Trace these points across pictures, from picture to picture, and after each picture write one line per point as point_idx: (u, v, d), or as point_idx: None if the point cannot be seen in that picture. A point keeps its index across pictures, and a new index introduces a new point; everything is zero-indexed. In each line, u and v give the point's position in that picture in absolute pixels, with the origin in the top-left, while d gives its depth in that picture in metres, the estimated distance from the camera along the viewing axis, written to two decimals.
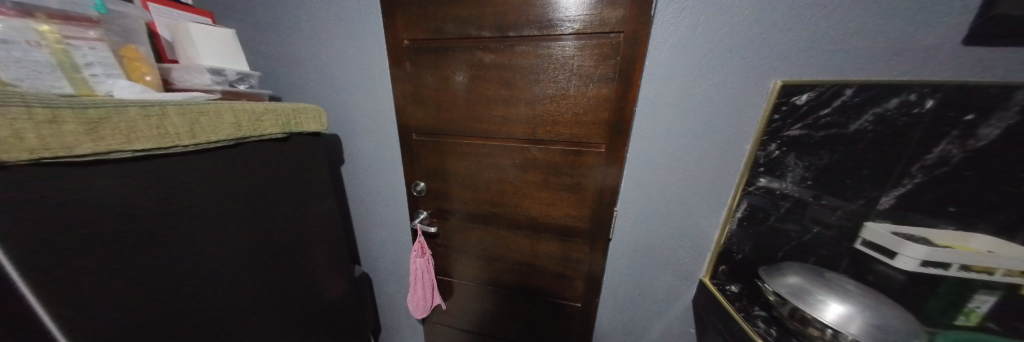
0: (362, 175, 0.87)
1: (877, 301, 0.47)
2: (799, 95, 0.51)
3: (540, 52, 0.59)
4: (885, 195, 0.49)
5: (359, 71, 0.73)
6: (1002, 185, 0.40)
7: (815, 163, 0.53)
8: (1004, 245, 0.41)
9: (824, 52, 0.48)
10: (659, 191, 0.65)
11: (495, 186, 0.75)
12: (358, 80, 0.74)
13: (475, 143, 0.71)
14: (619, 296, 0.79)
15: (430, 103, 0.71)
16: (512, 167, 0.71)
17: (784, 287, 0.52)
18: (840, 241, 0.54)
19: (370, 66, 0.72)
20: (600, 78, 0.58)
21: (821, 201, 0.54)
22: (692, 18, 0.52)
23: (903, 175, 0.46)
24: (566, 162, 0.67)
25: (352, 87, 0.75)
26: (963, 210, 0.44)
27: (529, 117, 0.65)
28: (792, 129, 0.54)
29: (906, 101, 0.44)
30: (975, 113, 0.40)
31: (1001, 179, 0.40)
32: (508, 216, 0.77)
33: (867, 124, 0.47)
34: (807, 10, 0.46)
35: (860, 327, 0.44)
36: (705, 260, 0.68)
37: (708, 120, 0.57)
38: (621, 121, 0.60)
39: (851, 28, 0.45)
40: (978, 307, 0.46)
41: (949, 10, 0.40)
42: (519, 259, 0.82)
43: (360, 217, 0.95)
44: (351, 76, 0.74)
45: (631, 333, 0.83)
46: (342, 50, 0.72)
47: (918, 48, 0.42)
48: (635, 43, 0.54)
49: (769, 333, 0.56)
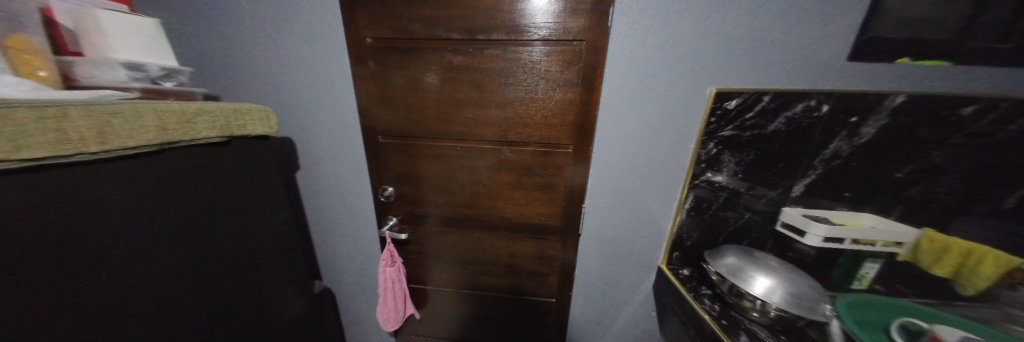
0: (322, 181, 0.81)
1: (792, 273, 0.55)
2: (730, 100, 0.59)
3: (509, 57, 0.61)
4: (797, 184, 0.61)
5: (316, 70, 0.68)
6: (877, 171, 0.53)
7: (744, 158, 0.62)
8: (885, 221, 0.55)
9: (750, 63, 0.56)
10: (620, 187, 0.70)
11: (466, 188, 0.74)
12: (316, 79, 0.69)
13: (447, 146, 0.71)
14: (591, 288, 0.84)
15: (398, 105, 0.68)
16: (483, 169, 0.71)
17: (723, 267, 0.60)
18: (766, 224, 0.65)
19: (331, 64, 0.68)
20: (565, 83, 0.61)
21: (751, 190, 0.64)
22: (644, 29, 0.57)
23: (809, 166, 0.59)
24: (538, 163, 0.69)
25: (308, 86, 0.70)
26: (854, 194, 0.57)
27: (500, 120, 0.66)
28: (725, 130, 0.62)
29: (809, 106, 0.55)
30: (857, 116, 0.52)
31: (880, 163, 0.53)
32: (481, 218, 0.77)
33: (781, 125, 0.57)
34: (734, 27, 0.54)
35: (780, 296, 0.52)
36: (661, 248, 0.75)
37: (662, 122, 0.63)
38: (586, 123, 0.64)
39: (769, 43, 0.54)
40: (868, 273, 0.60)
41: (836, 33, 0.51)
42: (495, 260, 0.83)
43: (319, 227, 0.88)
44: (307, 75, 0.69)
45: (602, 323, 0.89)
46: (296, 46, 0.66)
47: (815, 63, 0.53)
48: (596, 51, 0.58)
49: (713, 308, 0.63)
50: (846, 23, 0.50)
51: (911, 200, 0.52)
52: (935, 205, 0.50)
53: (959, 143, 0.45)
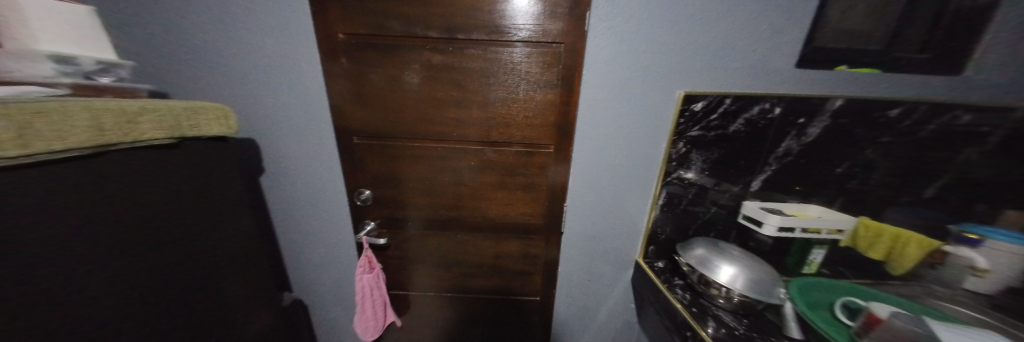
0: (291, 185, 0.76)
1: (752, 260, 0.61)
2: (696, 103, 0.63)
3: (490, 57, 0.61)
4: (755, 180, 0.69)
5: (283, 67, 0.64)
6: (824, 166, 0.63)
7: (710, 156, 0.67)
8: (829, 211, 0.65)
9: (714, 69, 0.60)
10: (600, 186, 0.72)
11: (448, 189, 0.73)
12: (284, 76, 0.65)
13: (427, 146, 0.69)
14: (573, 285, 0.86)
15: (374, 104, 0.66)
16: (465, 170, 0.71)
17: (693, 258, 0.64)
18: (730, 216, 0.71)
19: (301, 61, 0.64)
20: (546, 84, 0.62)
21: (716, 186, 0.70)
22: (620, 34, 0.59)
23: (766, 163, 0.67)
24: (521, 163, 0.69)
25: (275, 84, 0.65)
26: (802, 188, 0.67)
27: (482, 120, 0.66)
28: (692, 130, 0.66)
29: (764, 108, 0.62)
30: (805, 117, 0.61)
31: (823, 161, 0.63)
32: (464, 219, 0.76)
33: (741, 126, 0.64)
34: (700, 34, 0.58)
35: (742, 283, 0.57)
36: (638, 243, 0.79)
37: (637, 122, 0.66)
38: (566, 123, 0.65)
39: (729, 50, 0.59)
40: (816, 258, 0.66)
41: (785, 43, 0.58)
42: (478, 261, 0.82)
43: (289, 234, 0.82)
44: (273, 72, 0.64)
45: (584, 319, 0.91)
46: (261, 40, 0.62)
47: (769, 69, 0.59)
48: (574, 54, 0.60)
49: (684, 297, 0.67)
50: (793, 34, 0.57)
51: (850, 191, 0.62)
52: (868, 194, 0.61)
53: (887, 141, 0.56)
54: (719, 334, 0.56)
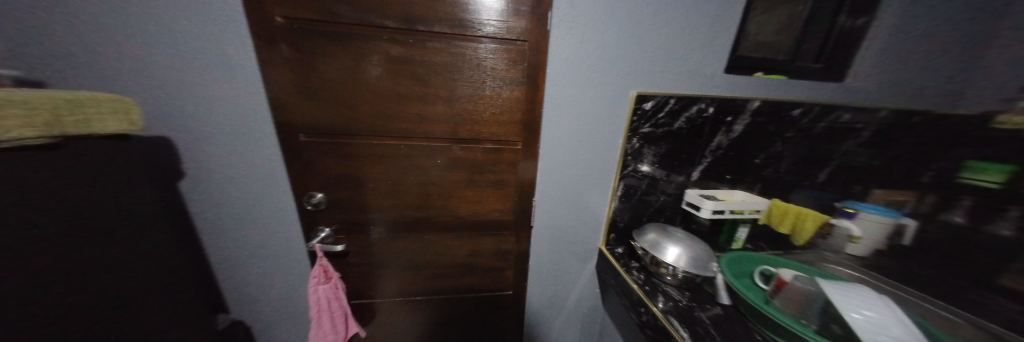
0: (222, 191, 0.65)
1: (693, 240, 0.69)
2: (647, 103, 0.69)
3: (453, 52, 0.59)
4: (695, 170, 0.79)
5: (210, 54, 0.55)
6: (747, 157, 0.79)
7: (659, 151, 0.75)
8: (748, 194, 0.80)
9: (661, 71, 0.67)
10: (566, 180, 0.76)
11: (413, 189, 0.70)
12: (212, 65, 0.56)
13: (389, 144, 0.65)
14: (543, 276, 0.89)
15: (326, 98, 0.60)
16: (431, 168, 0.68)
17: (647, 242, 0.71)
18: (675, 202, 0.81)
19: (233, 48, 0.56)
20: (512, 81, 0.63)
21: (665, 177, 0.78)
22: (579, 35, 0.62)
23: (703, 155, 0.77)
24: (489, 160, 0.69)
25: (200, 72, 0.56)
26: (730, 177, 0.81)
27: (448, 117, 0.64)
28: (644, 127, 0.72)
29: (701, 107, 0.71)
30: (731, 116, 0.72)
31: (747, 154, 0.78)
32: (432, 219, 0.74)
33: (683, 123, 0.72)
34: (649, 40, 0.64)
35: (685, 261, 0.65)
36: (600, 233, 0.85)
37: (597, 120, 0.70)
38: (532, 120, 0.67)
39: (673, 56, 0.66)
40: (741, 234, 0.79)
41: (716, 51, 0.66)
42: (449, 261, 0.81)
43: (219, 249, 0.70)
44: (196, 59, 0.55)
45: (554, 307, 0.96)
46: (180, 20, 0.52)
47: (704, 74, 0.68)
48: (537, 52, 0.61)
49: (640, 278, 0.74)
50: (722, 44, 0.66)
51: (768, 177, 0.81)
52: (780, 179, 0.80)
53: (792, 137, 0.76)
54: (667, 307, 0.63)
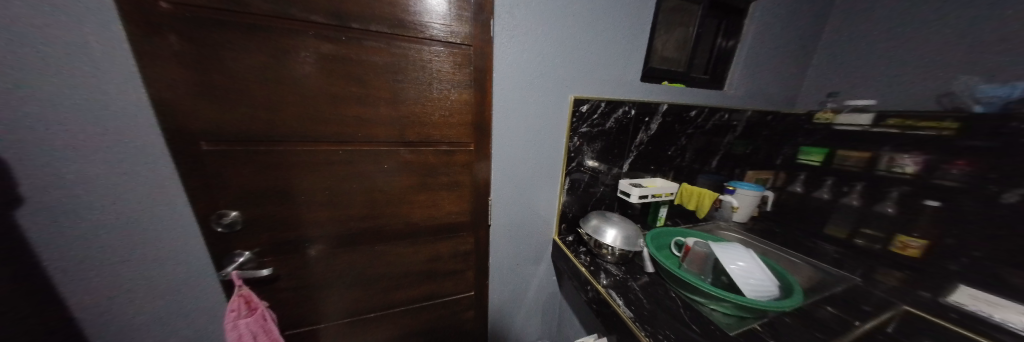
0: (86, 220, 0.50)
1: (626, 222, 0.81)
2: (583, 106, 0.78)
3: (394, 52, 0.57)
4: (625, 163, 0.91)
5: (55, 42, 0.42)
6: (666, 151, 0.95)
7: (596, 148, 0.85)
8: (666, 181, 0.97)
9: (593, 78, 0.76)
10: (518, 178, 0.80)
11: (357, 198, 0.65)
12: (61, 57, 0.43)
13: (325, 151, 0.59)
14: (503, 272, 0.92)
15: (238, 100, 0.51)
16: (376, 173, 0.64)
17: (590, 228, 0.81)
18: (612, 192, 0.93)
19: (94, 36, 0.44)
20: (459, 84, 0.63)
21: (602, 169, 0.89)
22: (520, 42, 0.66)
23: (631, 150, 0.90)
24: (441, 162, 0.69)
25: (38, 66, 0.42)
26: (654, 167, 0.96)
27: (393, 119, 0.61)
28: (583, 127, 0.81)
29: (625, 109, 0.82)
30: (648, 116, 0.86)
31: (664, 148, 0.95)
32: (383, 228, 0.70)
33: (613, 123, 0.83)
34: (581, 49, 0.72)
35: (621, 240, 0.76)
36: (553, 225, 0.92)
37: (543, 121, 0.76)
38: (483, 122, 0.69)
39: (601, 65, 0.76)
40: (661, 213, 0.96)
41: (634, 62, 0.79)
42: (405, 270, 0.77)
43: (86, 295, 0.54)
44: (32, 48, 0.41)
45: (515, 300, 0.99)
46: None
47: (626, 81, 0.80)
48: (482, 57, 0.63)
49: (586, 260, 0.83)
50: (638, 56, 0.78)
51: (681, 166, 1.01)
52: (690, 169, 1.03)
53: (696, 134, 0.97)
54: (608, 282, 0.73)
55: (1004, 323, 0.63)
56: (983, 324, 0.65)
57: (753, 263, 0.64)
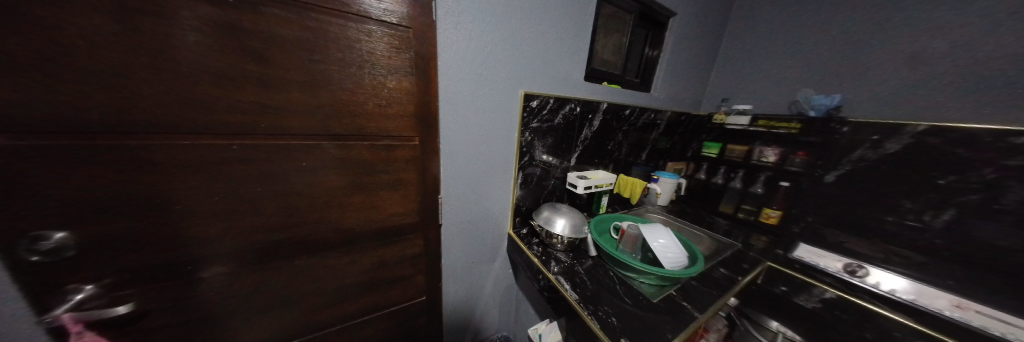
0: None
1: (574, 212, 0.86)
2: (533, 101, 0.79)
3: (309, 26, 0.47)
4: (572, 156, 0.96)
5: None
6: (608, 145, 1.04)
7: (546, 142, 0.87)
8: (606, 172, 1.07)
9: (541, 74, 0.77)
10: (469, 173, 0.76)
11: (268, 204, 0.53)
12: None
13: (215, 146, 0.46)
14: (456, 272, 0.88)
15: (53, 73, 0.35)
16: (294, 173, 0.53)
17: (542, 219, 0.84)
18: (560, 184, 0.98)
19: None
20: (398, 70, 0.56)
21: (553, 163, 0.92)
22: (467, 31, 0.62)
23: (578, 144, 0.95)
24: (379, 158, 0.61)
25: None
26: (597, 160, 1.04)
27: (312, 107, 0.51)
28: (533, 123, 0.81)
29: (572, 106, 0.86)
30: (592, 113, 0.92)
31: (606, 141, 1.03)
32: (308, 237, 0.59)
33: (561, 118, 0.86)
34: (529, 44, 0.72)
35: (569, 229, 0.80)
36: (507, 219, 0.92)
37: (494, 114, 0.74)
38: (428, 113, 0.63)
39: (548, 61, 0.77)
40: (603, 202, 1.06)
41: (577, 61, 0.83)
42: (339, 283, 0.67)
43: None
44: None
45: (470, 299, 0.97)
46: None
47: (571, 78, 0.84)
48: (424, 42, 0.58)
49: (539, 250, 0.85)
50: (580, 55, 0.83)
51: (620, 160, 1.12)
52: (627, 161, 1.15)
53: (632, 130, 1.09)
54: (559, 269, 0.76)
55: (827, 267, 0.89)
56: (816, 270, 0.90)
57: (670, 240, 0.75)
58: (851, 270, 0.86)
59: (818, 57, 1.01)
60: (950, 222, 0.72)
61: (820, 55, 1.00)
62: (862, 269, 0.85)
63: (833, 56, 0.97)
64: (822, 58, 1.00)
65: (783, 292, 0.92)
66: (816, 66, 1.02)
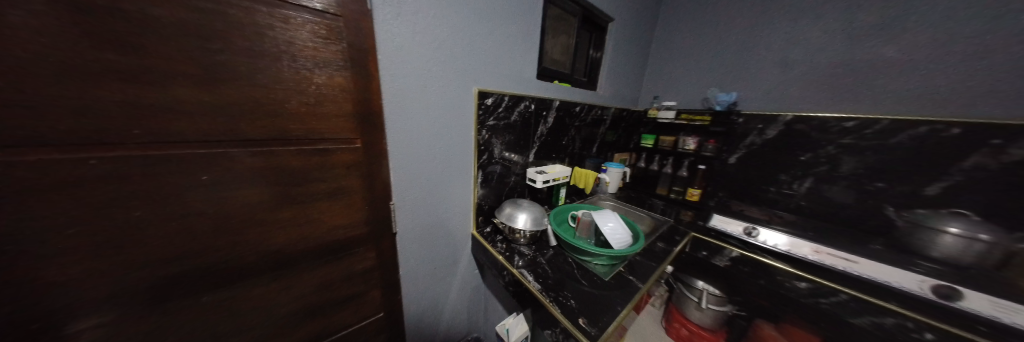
0: None
1: (534, 205, 0.88)
2: (488, 99, 0.78)
3: (199, 7, 0.37)
4: (530, 151, 0.98)
5: None
6: (563, 140, 1.10)
7: (503, 139, 0.87)
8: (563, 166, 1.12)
9: (493, 71, 0.77)
10: (423, 175, 0.72)
11: (157, 231, 0.42)
12: None
13: (62, 162, 0.34)
14: (417, 281, 0.83)
15: None
16: (193, 189, 0.43)
17: (504, 216, 0.84)
18: (520, 181, 1.00)
19: None
20: (329, 64, 0.50)
21: (512, 159, 0.93)
22: (410, 24, 0.58)
23: (535, 140, 0.97)
24: (313, 165, 0.53)
25: None
26: (554, 156, 1.09)
27: (213, 107, 0.41)
28: (489, 121, 0.81)
29: (527, 104, 0.88)
30: (546, 110, 0.95)
31: (561, 137, 1.08)
32: (223, 265, 0.49)
33: (517, 116, 0.87)
34: (477, 40, 0.71)
35: (531, 222, 0.82)
36: (469, 219, 0.90)
37: (447, 113, 0.71)
38: (371, 113, 0.57)
39: (498, 58, 0.77)
40: (561, 194, 1.11)
41: (528, 59, 0.84)
42: (272, 314, 0.57)
43: None
44: None
45: (435, 306, 0.92)
46: None
47: (524, 76, 0.85)
48: (358, 32, 0.52)
49: (502, 246, 0.85)
50: (531, 54, 0.85)
51: (574, 153, 1.19)
52: (581, 154, 1.23)
53: (584, 126, 1.16)
54: (522, 263, 0.77)
55: (731, 231, 1.05)
56: (724, 235, 1.05)
57: (617, 223, 0.82)
58: (748, 232, 1.03)
59: (723, 61, 1.23)
60: (809, 188, 1.03)
61: (724, 60, 1.22)
62: (755, 230, 1.02)
63: (733, 61, 1.20)
64: (725, 62, 1.22)
65: (704, 256, 1.07)
66: (722, 69, 1.23)
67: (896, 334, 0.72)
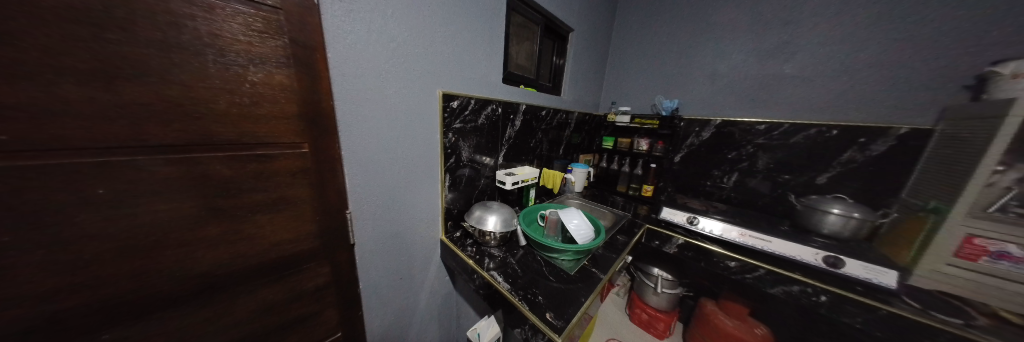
0: None
1: (504, 207, 0.89)
2: (453, 102, 0.77)
3: None
4: (499, 154, 0.99)
5: None
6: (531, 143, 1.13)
7: (470, 142, 0.86)
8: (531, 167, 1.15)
9: (457, 74, 0.77)
10: (383, 180, 0.68)
11: (27, 261, 0.33)
12: None
13: None
14: (380, 294, 0.77)
15: None
16: (83, 206, 0.35)
17: (473, 220, 0.83)
18: (490, 183, 1.00)
19: None
20: (268, 61, 0.45)
21: (480, 162, 0.92)
22: (364, 22, 0.55)
23: (503, 142, 0.98)
24: (251, 173, 0.47)
25: None
26: (523, 158, 1.12)
27: (112, 108, 0.34)
28: (455, 123, 0.79)
29: (494, 107, 0.88)
30: (512, 112, 0.97)
31: (529, 139, 1.10)
32: (128, 298, 0.40)
33: (483, 118, 0.87)
34: (438, 41, 0.70)
35: (500, 224, 0.82)
36: (436, 225, 0.87)
37: (408, 115, 0.68)
38: (320, 114, 0.53)
39: (461, 61, 0.77)
40: (530, 195, 1.14)
41: (492, 63, 0.85)
42: None
43: None
44: None
45: (402, 319, 0.87)
46: None
47: (488, 80, 0.86)
48: (303, 29, 0.48)
49: (472, 250, 0.84)
50: (495, 58, 0.86)
51: (543, 155, 1.23)
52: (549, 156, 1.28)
53: (551, 129, 1.21)
54: (492, 265, 0.77)
55: (676, 220, 1.15)
56: (671, 224, 1.15)
57: (581, 219, 0.87)
58: (690, 221, 1.12)
59: (666, 71, 1.37)
60: (736, 181, 1.22)
61: (667, 70, 1.37)
62: (696, 219, 1.11)
63: (674, 71, 1.35)
64: (668, 72, 1.37)
65: (656, 245, 1.17)
66: (665, 78, 1.38)
67: (801, 298, 0.88)
